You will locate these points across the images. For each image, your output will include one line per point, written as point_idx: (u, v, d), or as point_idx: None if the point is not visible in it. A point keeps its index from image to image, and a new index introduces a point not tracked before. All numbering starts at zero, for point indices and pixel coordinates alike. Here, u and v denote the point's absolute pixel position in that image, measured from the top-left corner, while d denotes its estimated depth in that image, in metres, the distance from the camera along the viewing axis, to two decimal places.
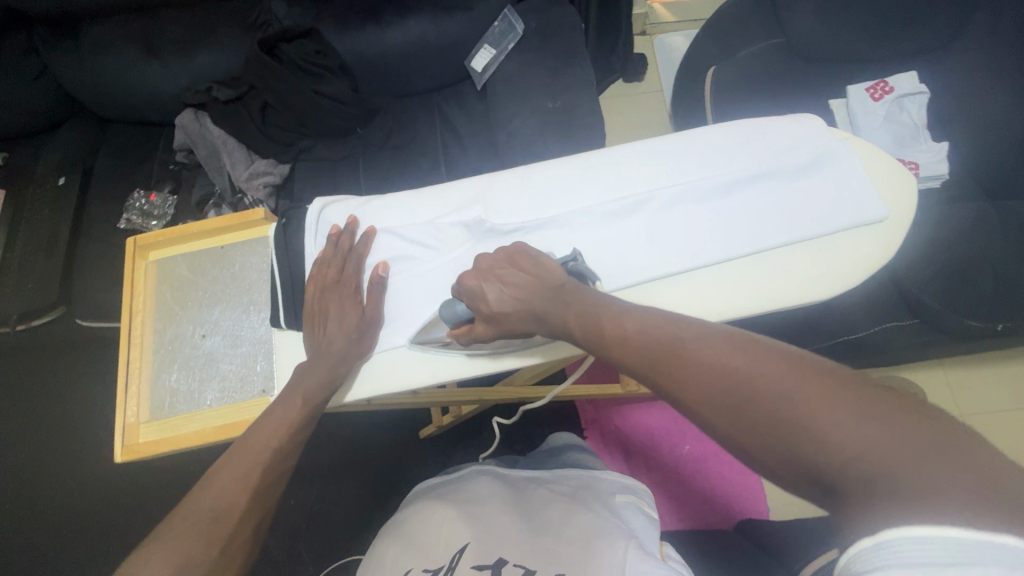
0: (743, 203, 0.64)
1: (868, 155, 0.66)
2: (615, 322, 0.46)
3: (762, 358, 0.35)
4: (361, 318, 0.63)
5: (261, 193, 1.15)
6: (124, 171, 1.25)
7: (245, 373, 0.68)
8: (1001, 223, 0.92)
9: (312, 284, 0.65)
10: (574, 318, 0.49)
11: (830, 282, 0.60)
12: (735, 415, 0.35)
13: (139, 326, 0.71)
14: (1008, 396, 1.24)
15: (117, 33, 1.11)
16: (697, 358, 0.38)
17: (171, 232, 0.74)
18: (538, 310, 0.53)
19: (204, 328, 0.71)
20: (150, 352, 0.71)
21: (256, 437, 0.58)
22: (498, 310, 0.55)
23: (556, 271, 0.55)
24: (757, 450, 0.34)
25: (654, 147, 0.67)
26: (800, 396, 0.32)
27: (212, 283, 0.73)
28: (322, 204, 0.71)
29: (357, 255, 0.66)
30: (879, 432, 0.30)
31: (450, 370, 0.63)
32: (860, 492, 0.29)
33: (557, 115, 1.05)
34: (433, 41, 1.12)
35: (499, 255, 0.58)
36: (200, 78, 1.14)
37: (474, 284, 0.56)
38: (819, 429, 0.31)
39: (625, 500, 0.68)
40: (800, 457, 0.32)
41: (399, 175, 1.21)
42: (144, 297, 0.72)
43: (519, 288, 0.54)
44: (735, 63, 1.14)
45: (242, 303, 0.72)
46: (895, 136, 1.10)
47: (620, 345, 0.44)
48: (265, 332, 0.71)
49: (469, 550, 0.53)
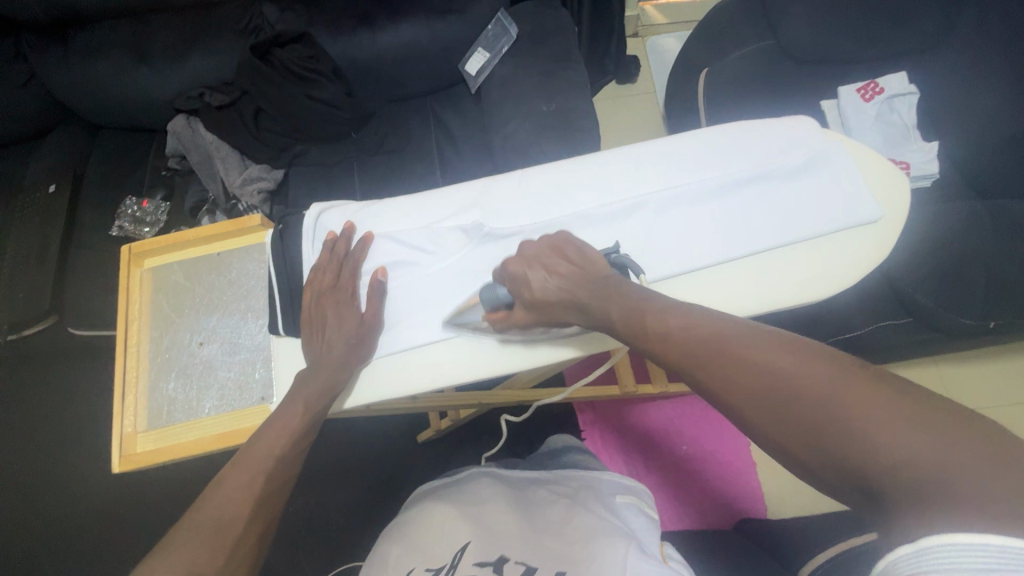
0: (748, 203, 0.64)
1: (861, 156, 0.67)
2: (658, 319, 0.46)
3: (808, 361, 0.36)
4: (361, 325, 0.63)
5: (256, 199, 1.15)
6: (116, 177, 1.24)
7: (244, 381, 0.68)
8: (992, 221, 0.93)
9: (309, 291, 0.65)
10: (619, 313, 0.49)
11: (827, 281, 0.61)
12: (782, 415, 0.36)
13: (135, 334, 0.71)
14: (998, 391, 1.26)
15: (107, 39, 1.10)
16: (743, 358, 0.39)
17: (166, 239, 0.73)
18: (583, 304, 0.52)
19: (201, 336, 0.71)
20: (146, 360, 0.70)
21: (258, 447, 0.58)
22: (542, 297, 0.54)
23: (601, 264, 0.54)
24: (801, 453, 0.35)
25: (652, 150, 0.68)
26: (845, 401, 0.33)
27: (209, 290, 0.73)
28: (319, 210, 0.70)
29: (353, 260, 0.65)
30: (923, 439, 0.30)
31: (450, 374, 0.63)
32: (900, 497, 0.30)
33: (552, 117, 1.05)
34: (426, 45, 1.12)
35: (541, 244, 0.57)
36: (192, 84, 1.13)
37: (519, 270, 0.56)
38: (864, 433, 0.32)
39: (625, 500, 0.68)
40: (844, 460, 0.33)
41: (394, 179, 1.21)
42: (139, 305, 0.72)
43: (565, 278, 0.54)
44: (728, 65, 1.15)
45: (240, 311, 0.72)
46: (886, 137, 1.11)
47: (663, 343, 0.44)
48: (263, 339, 0.70)
49: (470, 549, 0.53)
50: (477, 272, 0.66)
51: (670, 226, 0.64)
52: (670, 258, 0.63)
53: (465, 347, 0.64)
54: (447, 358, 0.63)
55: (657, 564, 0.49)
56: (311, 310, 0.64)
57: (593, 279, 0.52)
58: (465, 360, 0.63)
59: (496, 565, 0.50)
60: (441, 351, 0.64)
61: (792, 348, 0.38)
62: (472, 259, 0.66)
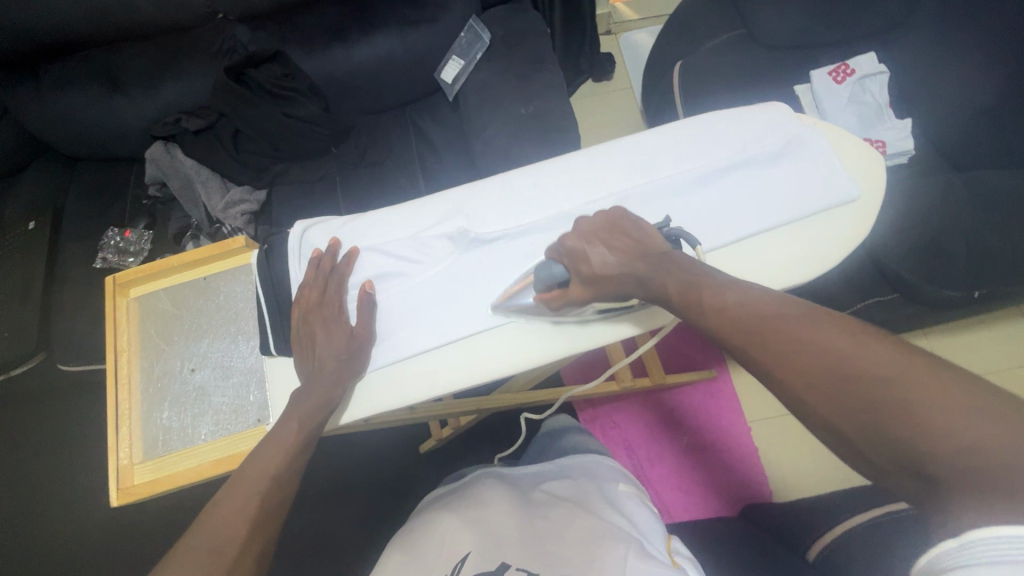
0: (731, 190, 0.64)
1: (836, 138, 0.67)
2: (715, 295, 0.45)
3: (867, 343, 0.37)
4: (354, 340, 0.62)
5: (240, 221, 1.13)
6: (97, 208, 1.22)
7: (239, 405, 0.67)
8: (968, 191, 0.95)
9: (297, 309, 0.64)
10: (676, 288, 0.48)
11: (811, 261, 0.61)
12: (826, 390, 0.37)
13: (126, 365, 0.70)
14: (979, 359, 1.30)
15: (78, 70, 1.09)
16: (793, 335, 0.39)
17: (151, 267, 0.72)
18: (642, 276, 0.52)
19: (193, 362, 0.70)
20: (138, 391, 0.69)
21: (254, 467, 0.57)
22: (601, 272, 0.54)
23: (657, 240, 0.54)
24: (848, 432, 0.35)
25: (634, 146, 0.68)
26: (908, 383, 0.34)
27: (197, 316, 0.72)
28: (303, 227, 0.69)
29: (338, 277, 0.65)
30: (986, 425, 0.30)
31: (445, 383, 0.63)
32: (957, 483, 0.30)
33: (530, 119, 1.06)
34: (400, 56, 1.12)
35: (597, 219, 0.57)
36: (168, 109, 1.12)
37: (577, 244, 0.56)
38: (922, 417, 0.32)
39: (628, 494, 0.70)
40: (896, 442, 0.33)
41: (378, 192, 1.21)
42: (128, 336, 0.71)
43: (624, 254, 0.54)
44: (700, 57, 1.17)
45: (230, 334, 0.71)
46: (861, 117, 1.13)
47: (716, 317, 0.44)
48: (256, 361, 0.69)
49: (470, 558, 0.52)
50: (466, 279, 0.66)
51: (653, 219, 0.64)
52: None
53: (466, 353, 0.64)
54: (448, 365, 0.63)
55: (659, 564, 0.49)
56: (301, 329, 0.64)
57: (652, 253, 0.52)
58: (466, 365, 0.63)
59: (500, 569, 0.50)
60: (440, 359, 0.64)
61: (847, 328, 0.38)
62: (459, 266, 0.66)
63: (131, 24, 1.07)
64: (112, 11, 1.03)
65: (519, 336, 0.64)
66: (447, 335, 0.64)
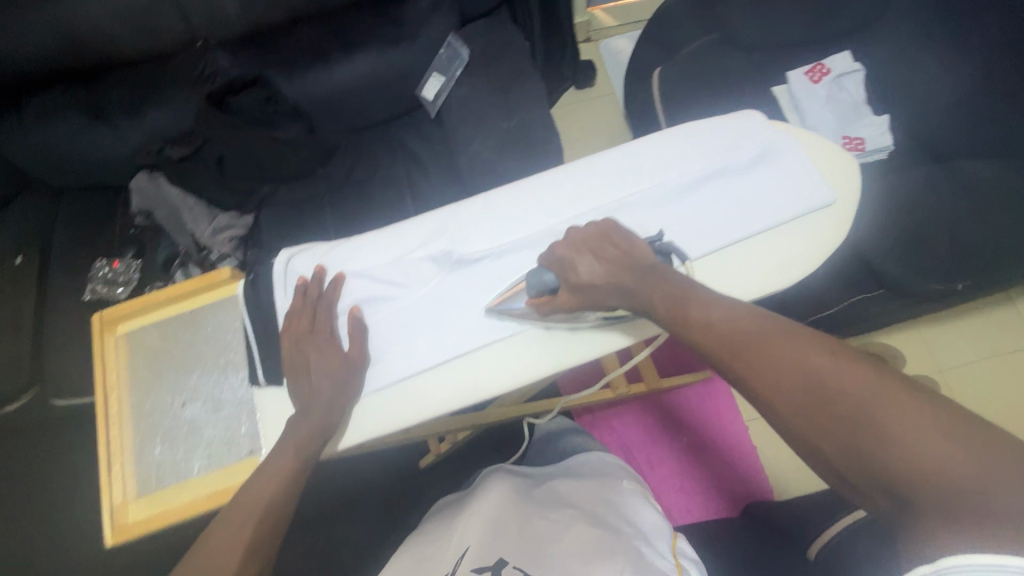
0: (711, 197, 0.65)
1: (812, 143, 0.68)
2: (700, 310, 0.47)
3: (850, 365, 0.38)
4: (346, 361, 0.63)
5: (228, 246, 1.14)
6: (85, 239, 1.22)
7: (230, 436, 0.67)
8: (948, 185, 0.96)
9: (286, 335, 0.64)
10: (661, 299, 0.49)
11: (791, 268, 0.62)
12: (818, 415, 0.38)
13: (115, 403, 0.70)
14: (971, 346, 1.31)
15: (61, 102, 1.08)
16: (783, 355, 0.40)
17: (138, 303, 0.72)
18: (626, 288, 0.53)
19: (183, 397, 0.70)
20: (129, 428, 0.70)
21: (251, 493, 0.59)
22: (589, 282, 0.55)
23: (647, 254, 0.55)
24: (830, 454, 0.37)
25: (613, 160, 0.69)
26: (886, 408, 0.35)
27: (185, 349, 0.71)
28: (288, 255, 0.69)
29: (327, 300, 0.65)
30: (959, 450, 0.32)
31: (438, 404, 0.63)
32: (929, 507, 0.32)
33: (513, 132, 1.07)
34: (382, 73, 1.13)
35: (590, 231, 0.57)
36: (152, 137, 1.12)
37: (567, 254, 0.57)
38: (899, 443, 0.34)
39: (634, 496, 0.72)
40: (879, 463, 0.34)
41: (365, 214, 1.19)
42: (116, 373, 0.71)
43: (611, 264, 0.55)
44: (679, 62, 1.18)
45: (219, 367, 0.71)
46: (839, 115, 1.14)
47: (704, 333, 0.45)
48: (246, 392, 0.69)
49: (469, 554, 0.56)
50: (454, 297, 0.66)
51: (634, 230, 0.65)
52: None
53: (460, 371, 0.64)
54: (440, 384, 0.64)
55: None
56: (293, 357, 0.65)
57: (640, 266, 0.53)
58: (459, 383, 0.63)
59: (495, 567, 0.53)
60: (435, 379, 0.64)
61: (834, 350, 0.39)
62: (445, 286, 0.67)
63: (110, 52, 1.07)
64: (90, 40, 1.03)
65: (511, 352, 0.64)
66: (438, 355, 0.64)
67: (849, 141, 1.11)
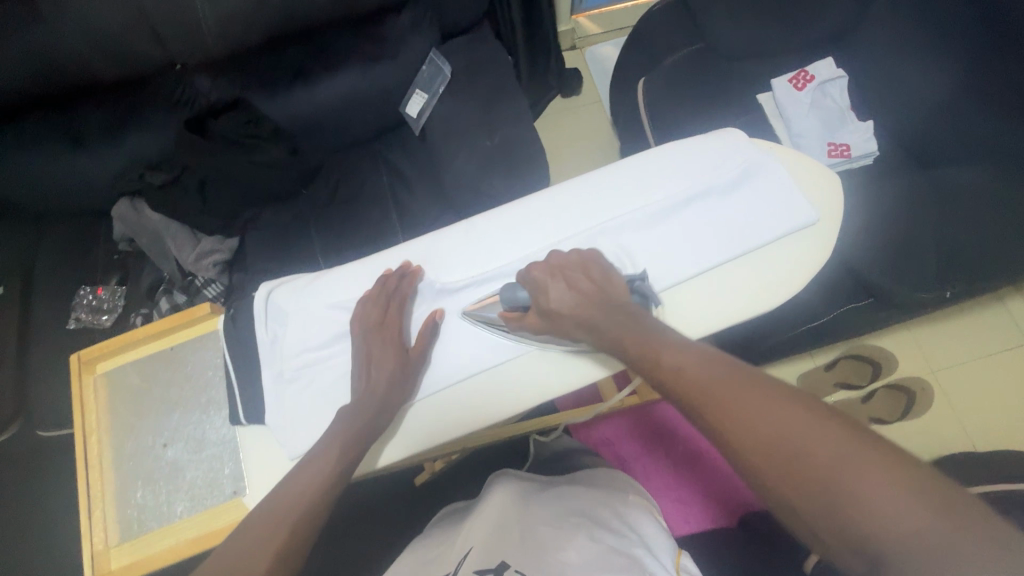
0: (693, 221, 0.65)
1: (794, 162, 0.68)
2: (672, 356, 0.50)
3: (818, 423, 0.41)
4: (408, 361, 0.62)
5: (212, 271, 1.13)
6: (68, 265, 1.20)
7: (212, 478, 0.71)
8: (932, 193, 0.96)
9: (356, 325, 0.63)
10: (632, 341, 0.54)
11: (774, 291, 0.62)
12: (773, 458, 0.41)
13: (95, 447, 0.74)
14: (962, 348, 1.31)
15: (35, 129, 1.05)
16: (734, 400, 0.44)
17: (115, 344, 0.76)
18: (596, 322, 0.57)
19: (164, 438, 0.74)
20: (109, 472, 0.73)
21: (282, 495, 0.54)
22: (555, 307, 0.58)
23: (619, 288, 0.59)
24: (801, 508, 0.39)
25: (594, 183, 0.68)
26: (851, 467, 0.38)
27: (163, 391, 0.75)
28: (268, 288, 0.68)
29: (404, 293, 0.64)
30: (914, 512, 0.35)
31: (423, 438, 0.63)
32: (889, 564, 0.35)
33: (497, 151, 1.06)
34: (364, 92, 1.13)
35: (571, 257, 0.61)
36: (133, 161, 1.11)
37: (542, 277, 0.60)
38: (863, 503, 0.37)
39: (637, 507, 0.72)
40: (845, 522, 0.37)
41: (350, 234, 1.18)
42: (95, 417, 0.75)
43: (583, 296, 0.58)
44: (663, 72, 1.17)
45: (198, 407, 0.74)
46: (823, 120, 1.14)
47: (675, 378, 0.49)
48: (227, 433, 0.71)
49: (472, 559, 0.55)
50: (436, 330, 0.66)
51: (616, 256, 0.64)
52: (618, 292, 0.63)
53: (448, 405, 0.64)
54: (427, 419, 0.64)
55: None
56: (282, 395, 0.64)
57: (608, 299, 0.57)
58: (446, 417, 0.64)
59: (498, 567, 0.53)
60: (422, 412, 0.64)
61: (803, 404, 0.42)
62: (428, 318, 0.66)
63: (86, 80, 1.04)
64: (65, 70, 1.00)
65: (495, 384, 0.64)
66: (424, 388, 0.64)
67: (833, 148, 1.12)
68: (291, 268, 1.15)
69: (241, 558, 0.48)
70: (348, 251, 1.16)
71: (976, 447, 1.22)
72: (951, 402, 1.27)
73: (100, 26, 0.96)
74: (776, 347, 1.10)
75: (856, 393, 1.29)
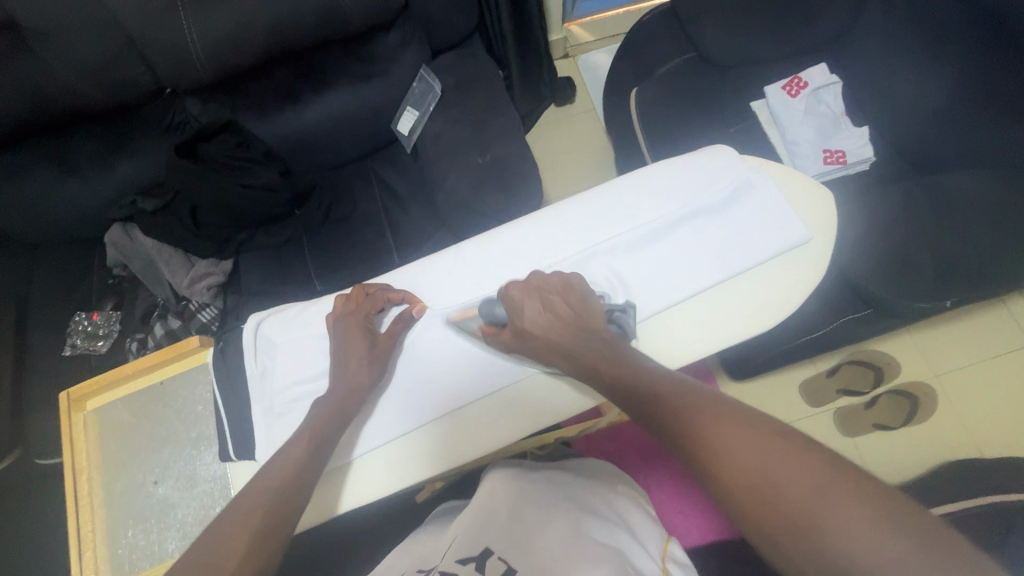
0: (682, 244, 0.67)
1: (785, 179, 0.71)
2: (648, 384, 0.51)
3: (799, 453, 0.40)
4: (377, 349, 0.66)
5: (206, 295, 1.12)
6: (63, 293, 1.20)
7: (202, 514, 0.78)
8: (930, 201, 0.95)
9: (338, 307, 0.69)
10: (607, 367, 0.55)
11: (770, 312, 0.64)
12: (757, 490, 0.39)
13: (86, 489, 0.80)
14: (966, 350, 1.29)
15: (29, 158, 1.05)
16: (720, 431, 0.43)
17: (103, 383, 0.82)
18: (569, 351, 0.58)
19: (153, 478, 0.81)
20: (100, 514, 0.80)
21: (259, 481, 0.55)
22: (530, 326, 0.60)
23: (596, 317, 0.60)
24: (777, 536, 0.38)
25: (586, 207, 0.70)
26: (832, 496, 0.36)
27: (151, 433, 0.82)
28: (258, 320, 0.72)
29: (387, 293, 0.69)
30: (897, 548, 0.34)
31: (434, 464, 0.66)
32: None
33: (489, 168, 1.06)
34: (355, 111, 1.12)
35: (551, 279, 0.63)
36: (124, 187, 1.09)
37: (517, 296, 0.61)
38: (845, 536, 0.35)
39: (626, 496, 0.73)
40: (825, 554, 0.35)
41: (345, 253, 1.17)
42: (87, 460, 0.81)
43: (558, 318, 0.60)
44: (655, 83, 1.16)
45: (189, 444, 0.82)
46: (819, 128, 1.12)
47: (651, 405, 0.49)
48: (218, 470, 0.79)
49: (456, 549, 0.56)
50: (429, 359, 0.69)
51: (609, 281, 0.66)
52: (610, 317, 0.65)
53: (446, 431, 0.67)
54: (428, 446, 0.67)
55: None
56: (273, 427, 0.67)
57: (587, 327, 0.58)
58: (444, 443, 0.67)
59: (481, 560, 0.53)
60: (423, 439, 0.67)
61: (784, 436, 0.41)
62: (422, 347, 0.69)
63: (77, 108, 1.04)
64: (55, 98, 1.01)
65: (493, 412, 0.67)
66: (423, 415, 0.67)
67: (829, 154, 1.10)
68: (286, 290, 1.14)
69: (206, 560, 0.47)
70: (342, 272, 1.15)
71: (982, 453, 1.20)
72: (956, 407, 1.25)
73: (88, 54, 0.96)
74: (776, 358, 1.09)
75: (859, 399, 1.27)
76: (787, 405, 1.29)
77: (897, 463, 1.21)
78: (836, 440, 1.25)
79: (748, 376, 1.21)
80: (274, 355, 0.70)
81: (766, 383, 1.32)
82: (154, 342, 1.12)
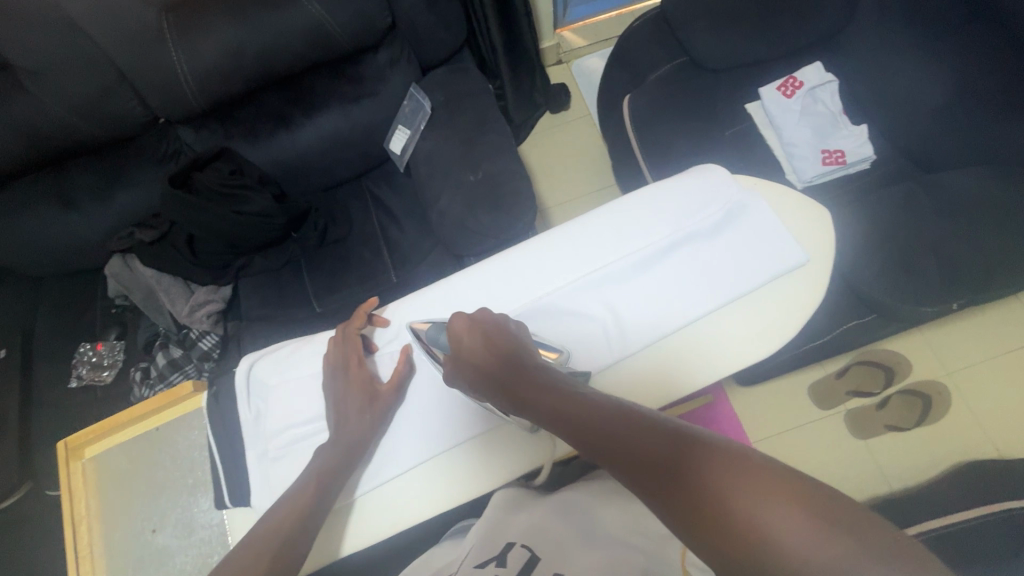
0: (673, 269, 0.67)
1: (782, 198, 0.72)
2: (588, 406, 0.47)
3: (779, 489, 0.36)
4: (378, 400, 0.66)
5: (206, 323, 1.12)
6: (67, 326, 1.21)
7: (203, 555, 0.81)
8: (930, 201, 0.93)
9: (331, 353, 0.69)
10: (538, 391, 0.52)
11: (766, 337, 0.65)
12: (701, 502, 0.38)
13: (88, 536, 0.83)
14: (982, 347, 1.26)
15: (28, 194, 1.06)
16: (674, 455, 0.41)
17: (100, 430, 0.86)
18: (502, 376, 0.56)
19: (154, 523, 0.84)
20: (101, 560, 0.82)
21: (261, 528, 0.58)
22: (470, 356, 0.59)
23: (525, 346, 0.58)
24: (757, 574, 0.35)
25: (574, 235, 0.70)
26: (817, 538, 0.34)
27: (149, 476, 0.85)
28: (250, 361, 0.73)
29: (387, 351, 0.72)
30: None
31: (441, 500, 0.66)
32: None
33: (481, 186, 1.05)
34: (346, 133, 1.12)
35: (489, 316, 0.62)
36: (123, 219, 1.10)
37: (459, 328, 0.61)
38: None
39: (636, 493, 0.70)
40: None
41: (343, 273, 1.17)
42: (87, 507, 0.84)
43: (496, 348, 0.58)
44: (647, 89, 1.14)
45: (188, 487, 0.84)
46: (816, 128, 1.10)
47: (593, 428, 0.45)
48: (216, 513, 0.82)
49: (472, 556, 0.55)
50: (423, 396, 0.69)
51: (600, 310, 0.66)
52: (603, 346, 0.65)
53: (449, 466, 0.67)
54: (430, 478, 0.67)
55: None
56: (267, 470, 0.68)
57: (525, 360, 0.56)
58: (448, 478, 0.67)
59: (501, 559, 0.53)
60: (423, 474, 0.67)
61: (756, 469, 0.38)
62: (418, 384, 0.70)
63: (72, 143, 1.05)
64: (52, 135, 1.01)
65: (494, 445, 0.67)
66: (426, 448, 0.67)
67: (827, 156, 1.08)
68: (287, 314, 1.15)
69: None
70: (342, 294, 1.15)
71: (1000, 452, 1.17)
72: (970, 405, 1.22)
73: (81, 91, 0.97)
74: (781, 364, 1.07)
75: (870, 400, 1.25)
76: (797, 409, 1.27)
77: (912, 465, 1.19)
78: (849, 444, 1.22)
79: (755, 380, 1.20)
80: (266, 397, 0.70)
81: (776, 387, 1.30)
82: (157, 372, 1.13)
